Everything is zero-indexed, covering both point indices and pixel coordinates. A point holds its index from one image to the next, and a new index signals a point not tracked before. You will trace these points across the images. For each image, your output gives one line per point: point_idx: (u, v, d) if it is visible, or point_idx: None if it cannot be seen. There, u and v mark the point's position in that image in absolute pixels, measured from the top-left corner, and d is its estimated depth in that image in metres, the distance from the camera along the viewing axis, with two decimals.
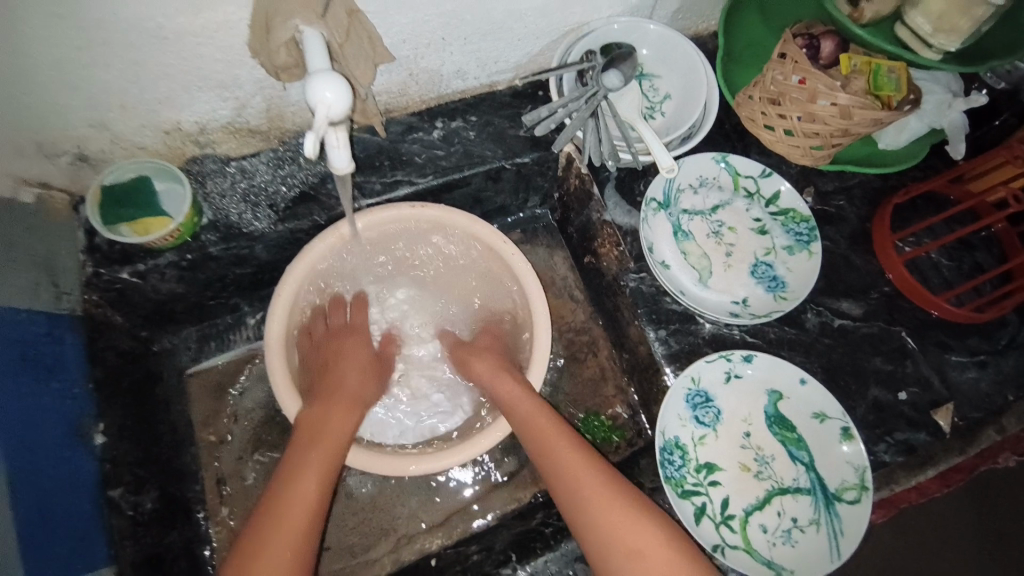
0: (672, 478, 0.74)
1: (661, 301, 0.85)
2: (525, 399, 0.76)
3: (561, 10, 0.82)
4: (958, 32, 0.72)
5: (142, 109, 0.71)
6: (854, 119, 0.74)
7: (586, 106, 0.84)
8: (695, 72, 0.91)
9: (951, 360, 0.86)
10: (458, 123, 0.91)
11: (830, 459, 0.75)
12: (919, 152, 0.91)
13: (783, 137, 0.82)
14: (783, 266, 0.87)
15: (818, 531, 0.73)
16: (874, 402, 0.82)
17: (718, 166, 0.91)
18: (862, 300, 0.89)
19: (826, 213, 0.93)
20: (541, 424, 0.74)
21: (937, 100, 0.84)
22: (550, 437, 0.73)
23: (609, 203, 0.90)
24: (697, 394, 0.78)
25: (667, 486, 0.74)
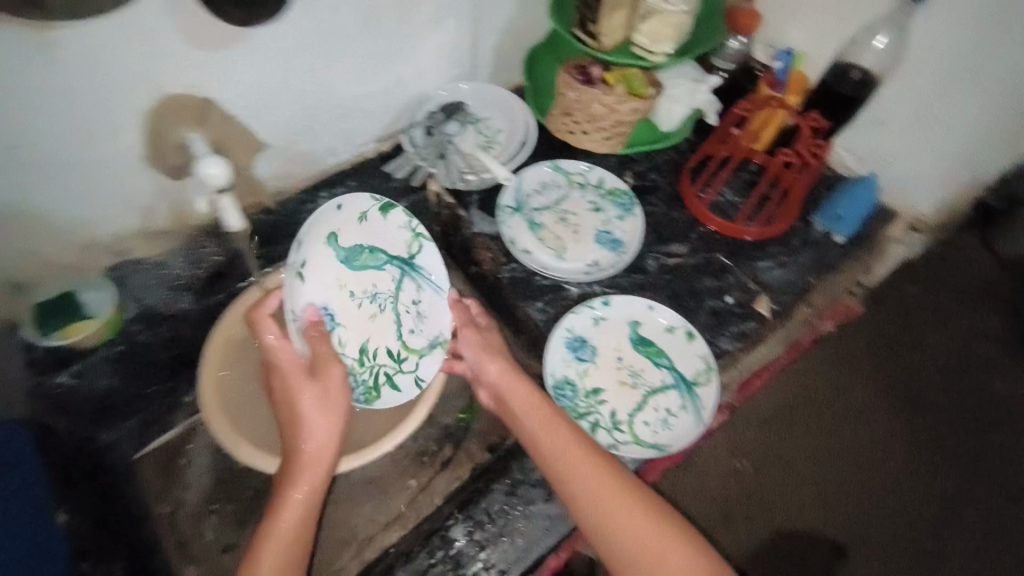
0: (569, 407, 0.92)
1: (533, 280, 1.08)
2: (519, 394, 0.85)
3: (398, 89, 1.07)
4: (669, 39, 1.01)
5: (59, 232, 0.85)
6: (621, 112, 1.03)
7: (432, 150, 1.12)
8: (512, 108, 1.19)
9: (761, 265, 1.12)
10: (340, 189, 1.11)
11: (682, 357, 0.96)
12: (688, 126, 1.21)
13: (585, 136, 1.09)
14: (617, 229, 1.11)
15: (687, 413, 0.93)
16: (710, 309, 1.06)
17: (552, 171, 1.16)
18: (685, 241, 1.14)
19: (642, 186, 1.21)
20: (552, 437, 0.80)
21: (687, 88, 1.13)
22: (530, 412, 0.83)
23: (476, 219, 1.13)
24: (575, 339, 0.97)
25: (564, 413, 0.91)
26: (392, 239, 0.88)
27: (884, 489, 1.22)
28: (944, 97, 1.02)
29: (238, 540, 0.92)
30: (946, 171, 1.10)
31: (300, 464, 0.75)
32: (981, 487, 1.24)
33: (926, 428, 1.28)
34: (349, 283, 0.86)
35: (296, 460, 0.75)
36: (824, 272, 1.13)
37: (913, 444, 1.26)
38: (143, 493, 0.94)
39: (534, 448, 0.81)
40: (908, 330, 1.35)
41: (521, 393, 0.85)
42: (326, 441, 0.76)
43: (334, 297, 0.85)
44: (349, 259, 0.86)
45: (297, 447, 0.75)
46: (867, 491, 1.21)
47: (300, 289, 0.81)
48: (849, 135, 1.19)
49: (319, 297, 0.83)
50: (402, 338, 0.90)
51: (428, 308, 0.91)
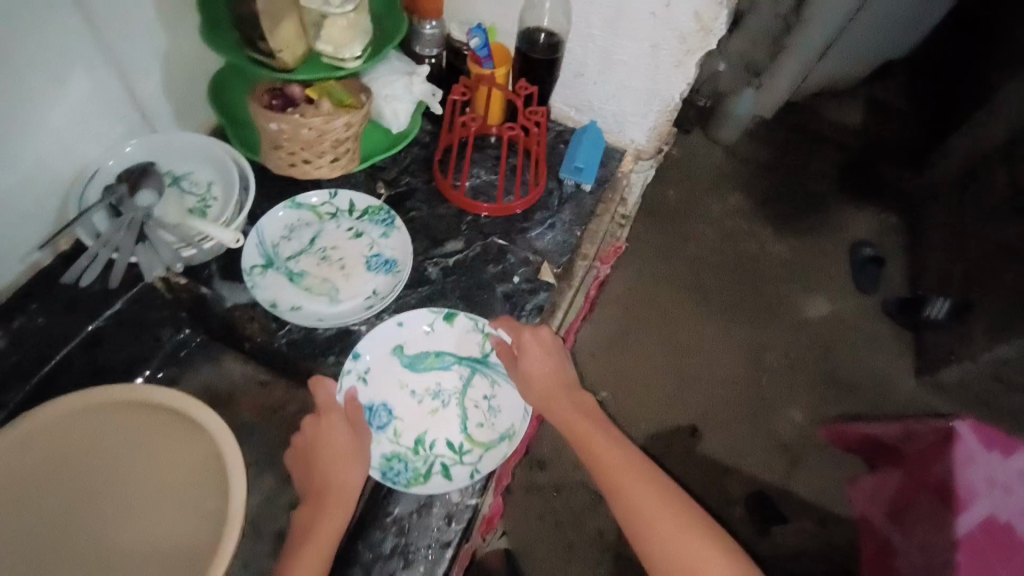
0: (410, 478, 0.88)
1: (315, 335, 0.98)
2: (552, 391, 0.93)
3: (44, 172, 0.86)
4: (353, 40, 0.92)
5: None
6: (332, 131, 0.93)
7: (127, 232, 0.87)
8: (214, 152, 1.01)
9: (533, 235, 1.15)
10: (21, 320, 0.86)
11: (459, 344, 0.98)
12: (417, 121, 1.17)
13: (308, 165, 0.98)
14: (384, 250, 1.05)
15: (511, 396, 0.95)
16: (503, 295, 1.07)
17: (295, 211, 1.05)
18: (459, 236, 1.12)
19: (398, 194, 1.16)
20: (579, 424, 0.90)
21: (401, 82, 1.08)
22: (553, 405, 0.92)
23: (224, 291, 0.97)
24: (368, 410, 0.91)
25: (410, 474, 0.88)
26: (435, 341, 0.98)
27: (712, 377, 1.61)
28: (617, 42, 1.12)
29: None
30: (647, 105, 1.22)
31: (313, 533, 0.77)
32: (773, 335, 1.70)
33: (715, 309, 1.71)
34: (410, 384, 0.95)
35: (309, 530, 0.77)
36: (588, 221, 1.20)
37: (715, 331, 1.67)
38: None
39: (568, 430, 0.90)
40: (663, 250, 1.80)
41: (561, 402, 0.92)
42: (353, 490, 0.81)
43: (391, 396, 0.94)
44: (413, 363, 0.96)
45: (317, 511, 0.79)
46: (702, 382, 1.59)
47: (366, 390, 0.93)
48: (564, 91, 1.26)
49: (376, 397, 0.93)
50: (466, 432, 0.93)
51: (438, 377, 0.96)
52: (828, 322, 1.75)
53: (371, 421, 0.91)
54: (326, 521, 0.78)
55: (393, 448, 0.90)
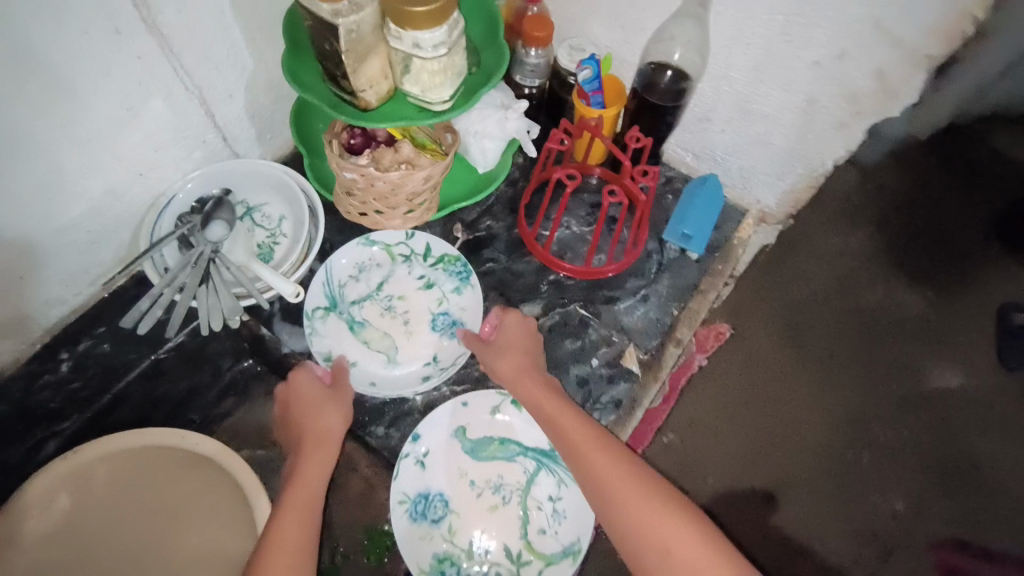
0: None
1: (366, 399, 0.90)
2: (568, 420, 0.79)
3: (120, 199, 0.85)
4: (444, 83, 0.80)
5: None
6: (408, 185, 0.83)
7: (193, 273, 0.84)
8: (289, 186, 0.95)
9: (621, 307, 1.00)
10: (86, 343, 0.87)
11: (528, 433, 0.85)
12: (507, 163, 1.03)
13: (379, 216, 0.89)
14: (452, 309, 0.94)
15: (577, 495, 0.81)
16: (576, 379, 0.93)
17: (367, 248, 0.96)
18: (536, 298, 1.00)
19: (476, 240, 1.05)
20: (585, 447, 0.77)
21: (495, 119, 0.95)
22: (522, 378, 0.83)
23: (284, 335, 0.93)
24: (417, 503, 0.80)
25: None
26: (526, 432, 0.85)
27: (800, 450, 1.33)
28: (761, 89, 0.90)
29: None
30: (780, 166, 1.02)
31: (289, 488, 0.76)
32: (886, 402, 1.36)
33: (817, 364, 1.38)
34: (470, 474, 0.83)
35: (292, 502, 0.75)
36: (689, 296, 1.02)
37: (812, 393, 1.36)
38: None
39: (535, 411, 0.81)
40: (775, 291, 1.41)
41: (556, 401, 0.81)
42: (333, 436, 0.81)
43: (450, 485, 0.82)
44: (475, 450, 0.84)
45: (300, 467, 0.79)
46: (784, 449, 1.33)
47: (420, 479, 0.81)
48: (682, 136, 1.08)
49: (433, 484, 0.82)
50: (524, 535, 0.80)
51: (504, 469, 0.83)
52: (966, 402, 1.36)
53: (424, 513, 0.80)
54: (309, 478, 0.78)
55: (446, 548, 0.79)
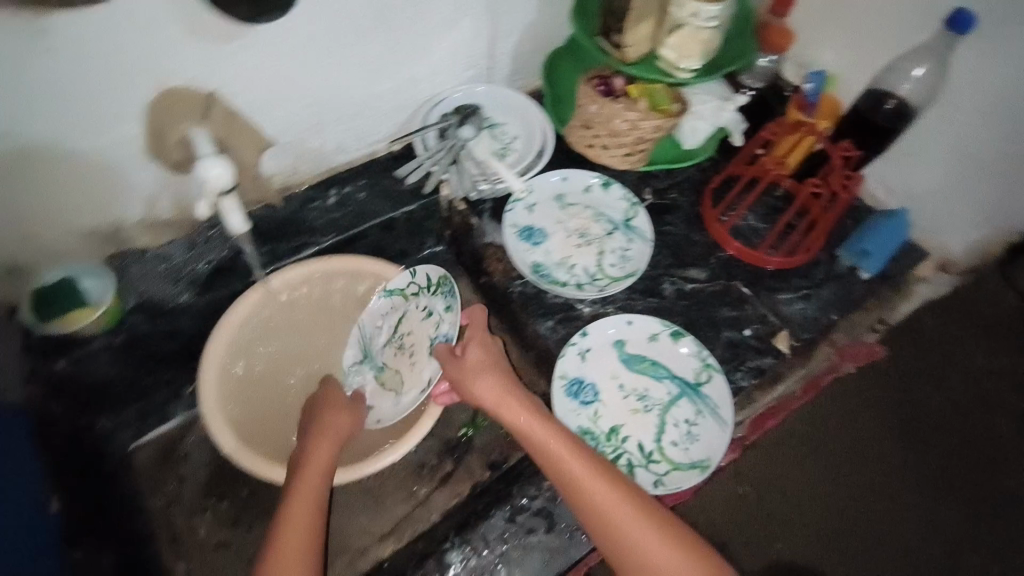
0: None
1: (544, 298, 1.04)
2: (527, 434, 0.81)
3: (412, 88, 1.02)
4: (696, 54, 0.96)
5: (64, 215, 0.82)
6: (642, 128, 0.98)
7: (447, 155, 1.06)
8: (529, 112, 1.13)
9: (781, 298, 1.07)
10: (349, 189, 1.06)
11: (679, 362, 0.94)
12: (713, 144, 1.15)
13: (604, 151, 1.05)
14: (633, 249, 1.08)
15: (708, 418, 0.90)
16: (728, 341, 1.01)
17: (562, 181, 1.13)
18: (704, 266, 1.10)
19: (664, 205, 1.16)
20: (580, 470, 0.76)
21: (713, 104, 1.07)
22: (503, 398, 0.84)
23: (489, 228, 1.09)
24: (572, 384, 0.92)
25: None
26: (673, 358, 0.95)
27: (904, 524, 1.12)
28: (982, 136, 0.98)
29: (230, 538, 0.88)
30: (980, 215, 1.06)
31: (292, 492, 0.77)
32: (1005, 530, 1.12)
33: (951, 457, 1.17)
34: (619, 377, 0.94)
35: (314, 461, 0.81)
36: (848, 309, 1.08)
37: (948, 463, 1.16)
38: (137, 486, 0.92)
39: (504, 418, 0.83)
40: (927, 353, 1.24)
41: (540, 425, 0.80)
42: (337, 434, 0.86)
43: (601, 380, 0.94)
44: (628, 361, 0.96)
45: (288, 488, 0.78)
46: (898, 516, 1.13)
47: (579, 366, 0.94)
48: (882, 167, 1.14)
49: (586, 374, 0.94)
50: (658, 439, 0.89)
51: (650, 385, 0.94)
52: None
53: (576, 393, 0.92)
54: (308, 486, 0.78)
55: (590, 426, 0.90)
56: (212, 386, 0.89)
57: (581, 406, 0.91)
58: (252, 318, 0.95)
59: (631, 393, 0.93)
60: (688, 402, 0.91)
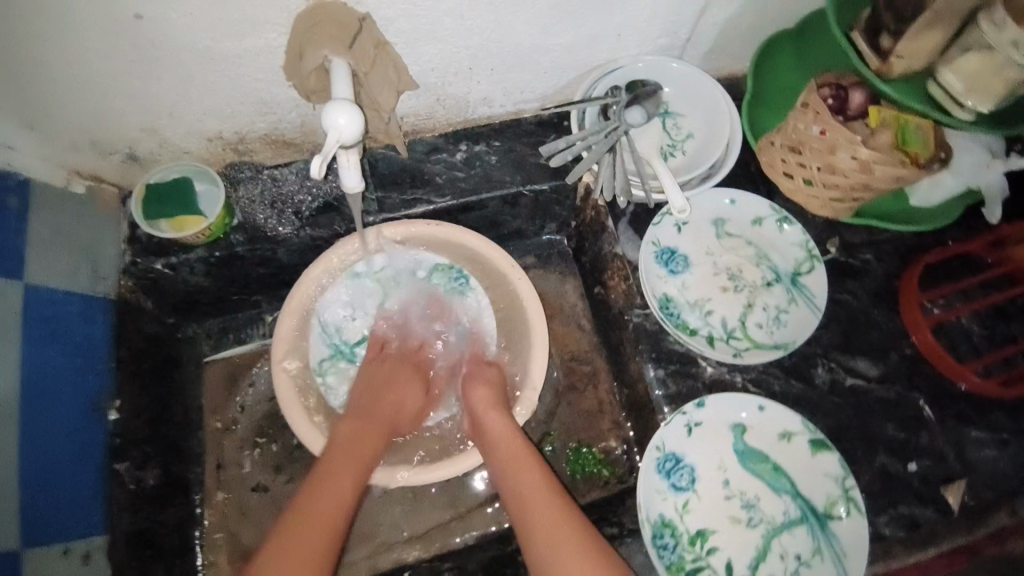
0: (672, 562, 0.74)
1: (663, 341, 0.85)
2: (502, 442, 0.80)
3: (589, 47, 0.83)
4: (993, 94, 0.68)
5: (190, 116, 0.77)
6: (876, 173, 0.72)
7: (605, 141, 0.85)
8: (717, 108, 0.90)
9: (971, 435, 0.81)
10: (481, 147, 0.94)
11: (810, 480, 0.76)
12: (949, 213, 0.87)
13: (803, 186, 0.81)
14: (794, 314, 0.85)
15: (823, 561, 0.73)
16: (880, 470, 0.79)
17: (729, 206, 0.91)
18: (881, 361, 0.84)
19: (851, 266, 0.89)
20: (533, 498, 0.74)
21: (975, 158, 0.80)
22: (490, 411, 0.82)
23: (623, 237, 0.90)
24: (667, 461, 0.77)
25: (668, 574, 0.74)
26: (805, 473, 0.77)
27: None
28: None
29: (270, 483, 0.90)
30: None
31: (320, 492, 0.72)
32: None
33: None
34: (727, 471, 0.78)
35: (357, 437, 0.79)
36: None
37: None
38: (203, 397, 0.93)
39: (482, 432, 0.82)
40: None
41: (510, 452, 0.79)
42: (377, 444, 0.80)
43: (703, 467, 0.78)
44: (742, 454, 0.79)
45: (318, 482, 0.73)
46: None
47: (681, 441, 0.78)
48: None
49: (687, 454, 0.78)
50: (752, 564, 0.74)
51: (760, 496, 0.77)
52: None
53: (669, 473, 0.77)
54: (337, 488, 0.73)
55: (674, 518, 0.76)
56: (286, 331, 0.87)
57: (669, 492, 0.77)
58: (320, 300, 0.89)
59: (733, 498, 0.77)
60: (801, 537, 0.75)
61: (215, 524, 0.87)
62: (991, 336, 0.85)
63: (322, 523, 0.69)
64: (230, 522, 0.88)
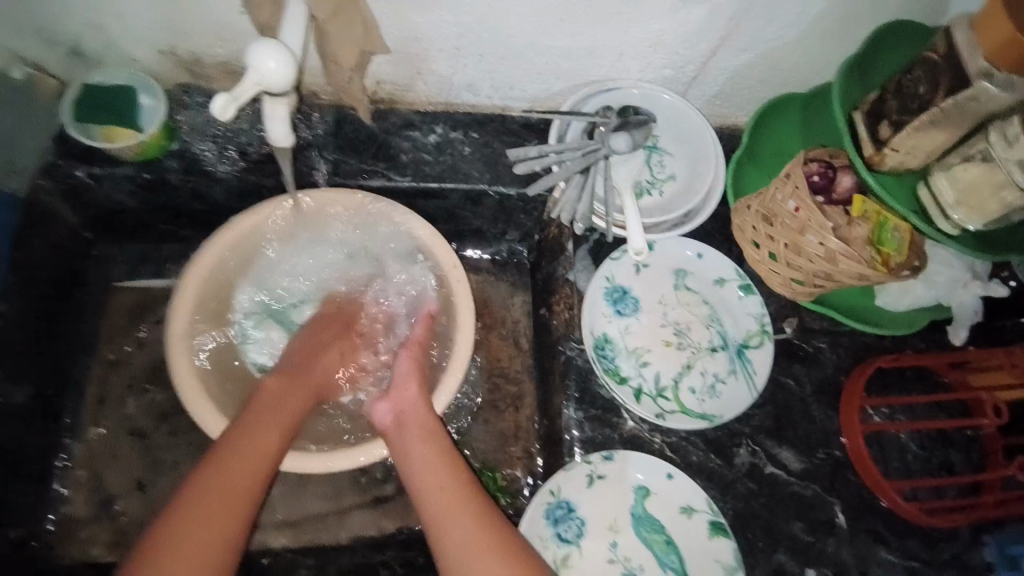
0: None
1: (591, 382, 0.81)
2: (419, 433, 0.74)
3: (587, 57, 0.78)
4: (981, 213, 0.64)
5: (145, 25, 0.71)
6: (840, 265, 0.67)
7: (580, 159, 0.79)
8: (706, 158, 0.84)
9: (880, 555, 0.77)
10: (457, 135, 0.88)
11: (699, 563, 0.72)
12: (918, 322, 0.82)
13: (766, 258, 0.74)
14: (731, 387, 0.81)
15: None
16: (775, 568, 0.75)
17: (696, 259, 0.86)
18: (805, 456, 0.80)
19: (802, 350, 0.84)
20: (448, 499, 0.69)
21: (953, 277, 0.77)
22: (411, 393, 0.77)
23: (578, 264, 0.86)
24: (558, 508, 0.73)
25: None
26: (694, 554, 0.72)
27: None
28: None
29: (148, 431, 0.84)
30: None
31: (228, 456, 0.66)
32: None
33: None
34: (617, 533, 0.73)
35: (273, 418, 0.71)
36: None
37: None
38: (102, 322, 0.87)
39: (405, 422, 0.76)
40: None
41: (422, 446, 0.73)
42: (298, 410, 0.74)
43: (595, 523, 0.74)
44: (639, 519, 0.74)
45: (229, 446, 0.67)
46: None
47: (578, 491, 0.74)
48: None
49: (580, 506, 0.74)
50: None
51: (645, 567, 0.73)
52: None
53: (555, 522, 0.73)
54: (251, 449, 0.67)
55: (549, 569, 0.72)
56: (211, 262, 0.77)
57: (547, 543, 0.72)
58: (256, 234, 0.80)
59: (616, 563, 0.73)
60: None
61: (82, 458, 0.83)
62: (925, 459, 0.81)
63: (231, 506, 0.63)
64: (98, 461, 0.83)
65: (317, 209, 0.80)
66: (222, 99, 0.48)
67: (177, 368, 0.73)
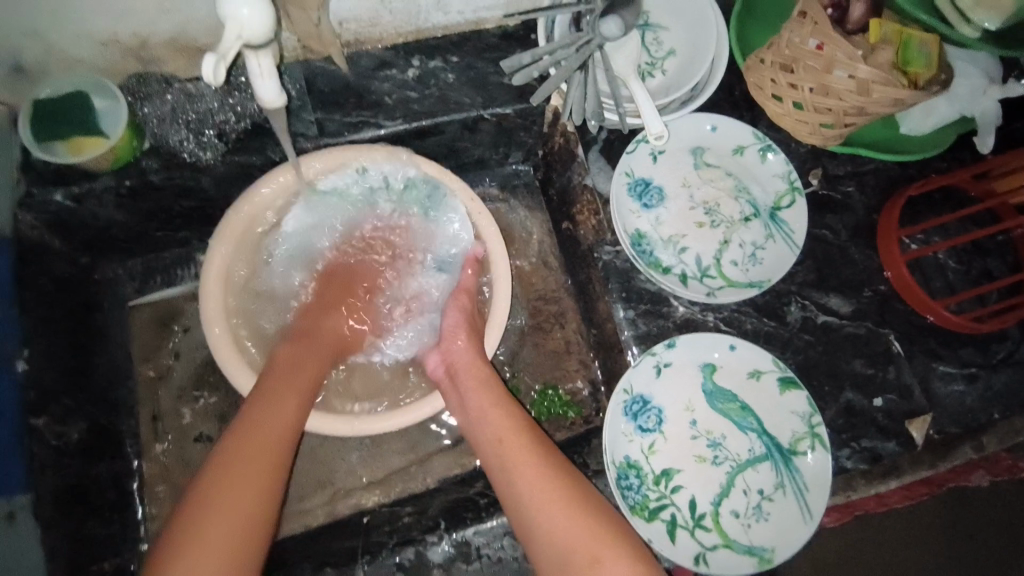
0: (637, 503, 0.73)
1: (634, 279, 0.80)
2: (475, 374, 0.74)
3: None
4: (1000, 9, 0.64)
5: (76, 14, 0.63)
6: (872, 96, 0.66)
7: (575, 57, 0.72)
8: (705, 24, 0.80)
9: (938, 370, 0.81)
10: (436, 63, 0.82)
11: (775, 418, 0.75)
12: (943, 141, 0.82)
13: (792, 110, 0.74)
14: (771, 250, 0.81)
15: (785, 495, 0.74)
16: (845, 406, 0.78)
17: (710, 133, 0.83)
18: (853, 298, 0.82)
19: (830, 199, 0.84)
20: (493, 424, 0.70)
21: (972, 85, 0.76)
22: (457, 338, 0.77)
23: (593, 167, 0.84)
24: (635, 403, 0.75)
25: (631, 514, 0.73)
26: (772, 413, 0.75)
27: None
28: None
29: (214, 433, 0.84)
30: None
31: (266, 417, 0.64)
32: None
33: None
34: (696, 412, 0.76)
35: (261, 429, 0.63)
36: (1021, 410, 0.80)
37: None
38: (132, 343, 0.85)
39: (455, 367, 0.75)
40: None
41: (474, 382, 0.73)
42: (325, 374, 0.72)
43: (673, 409, 0.76)
44: (712, 395, 0.77)
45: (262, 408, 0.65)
46: None
47: (650, 382, 0.76)
48: None
49: (655, 395, 0.76)
50: (717, 502, 0.74)
51: (728, 438, 0.76)
52: None
53: (636, 415, 0.75)
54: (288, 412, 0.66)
55: (641, 459, 0.75)
56: (228, 252, 0.77)
57: (632, 437, 0.75)
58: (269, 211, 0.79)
59: (700, 439, 0.76)
60: (762, 476, 0.74)
61: (154, 475, 0.82)
62: (962, 271, 0.83)
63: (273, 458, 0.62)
64: (174, 474, 0.83)
65: (319, 173, 0.79)
66: (210, 63, 0.46)
67: (219, 346, 0.75)
